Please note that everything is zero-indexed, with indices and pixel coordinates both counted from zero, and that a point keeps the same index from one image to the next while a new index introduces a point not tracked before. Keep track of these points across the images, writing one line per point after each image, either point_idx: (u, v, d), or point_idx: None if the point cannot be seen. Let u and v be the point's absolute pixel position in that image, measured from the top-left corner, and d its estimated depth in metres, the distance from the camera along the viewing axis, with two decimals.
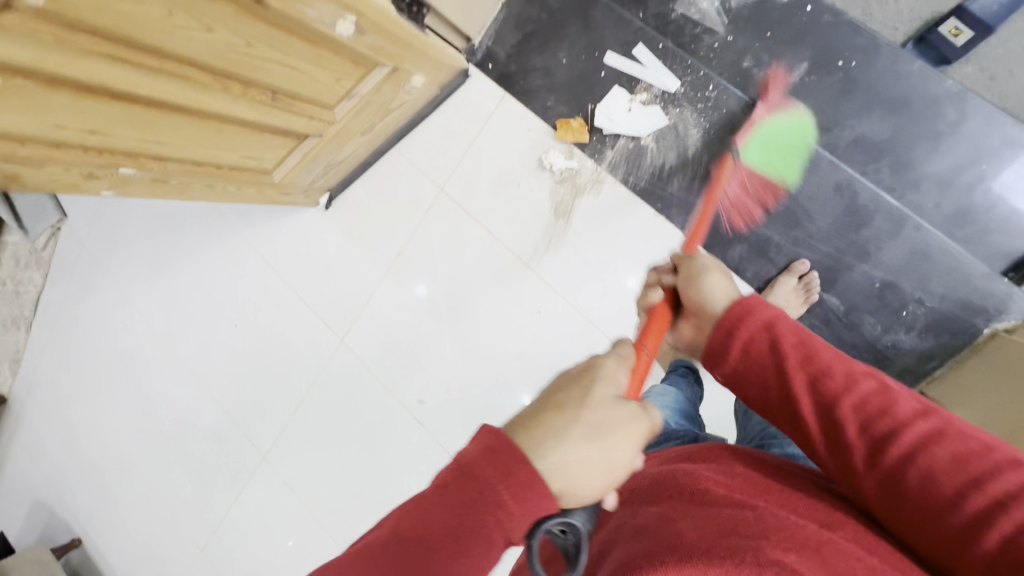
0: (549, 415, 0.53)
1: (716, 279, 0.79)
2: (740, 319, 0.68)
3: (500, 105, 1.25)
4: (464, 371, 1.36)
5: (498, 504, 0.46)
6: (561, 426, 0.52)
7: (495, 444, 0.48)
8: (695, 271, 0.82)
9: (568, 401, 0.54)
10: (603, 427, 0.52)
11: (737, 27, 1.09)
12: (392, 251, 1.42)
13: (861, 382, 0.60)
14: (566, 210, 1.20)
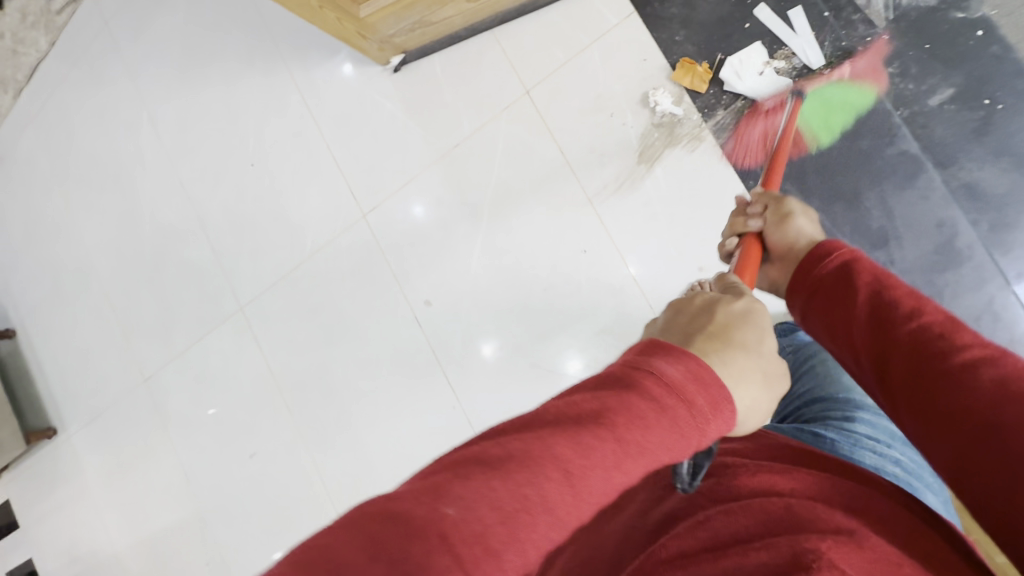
0: (723, 357, 0.47)
1: (806, 225, 0.72)
2: (819, 257, 0.64)
3: (624, 24, 1.15)
4: (484, 286, 1.30)
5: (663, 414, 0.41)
6: (741, 359, 0.48)
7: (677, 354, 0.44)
8: (789, 216, 0.73)
9: (748, 335, 0.51)
10: (770, 376, 0.50)
11: (900, 27, 1.02)
12: (450, 140, 1.31)
13: (933, 313, 0.53)
14: (652, 156, 1.13)
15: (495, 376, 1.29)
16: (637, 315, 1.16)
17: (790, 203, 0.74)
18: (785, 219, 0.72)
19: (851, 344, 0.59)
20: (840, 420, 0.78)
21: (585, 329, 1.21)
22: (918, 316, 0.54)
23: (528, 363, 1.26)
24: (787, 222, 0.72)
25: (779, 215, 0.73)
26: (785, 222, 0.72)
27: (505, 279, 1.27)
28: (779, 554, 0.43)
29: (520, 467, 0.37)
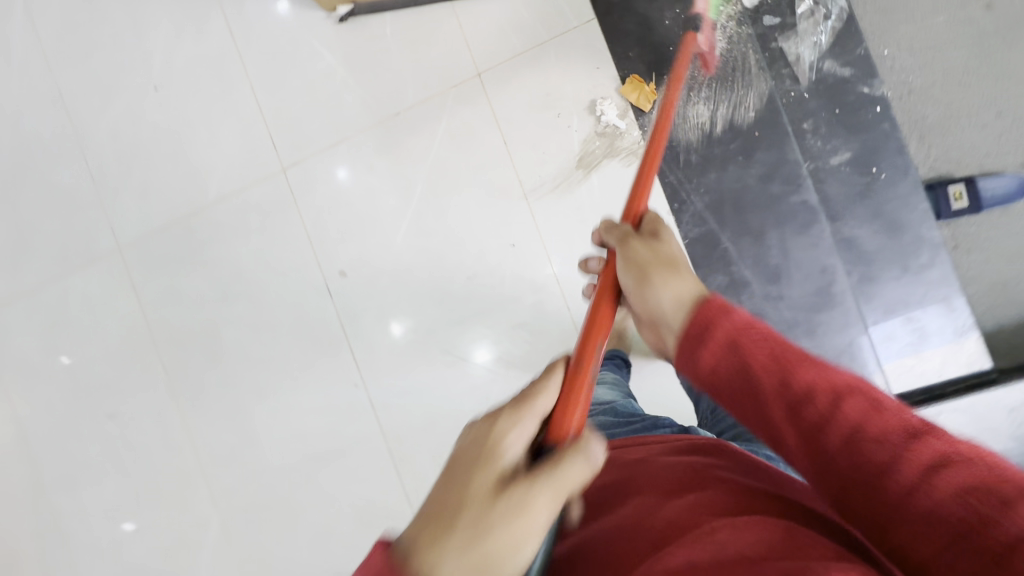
0: (431, 527, 0.44)
1: (660, 274, 0.63)
2: (698, 335, 0.57)
3: (583, 29, 1.16)
4: (405, 266, 1.25)
5: None
6: (446, 524, 0.44)
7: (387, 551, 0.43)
8: (645, 259, 0.65)
9: (458, 489, 0.47)
10: (486, 531, 0.44)
11: (818, 89, 1.13)
12: (389, 109, 1.24)
13: (850, 400, 0.48)
14: (590, 164, 1.16)
15: (404, 358, 1.26)
16: (554, 314, 1.20)
17: (647, 244, 0.67)
18: (643, 266, 0.65)
19: (764, 429, 0.53)
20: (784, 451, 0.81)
21: (501, 322, 1.22)
22: (836, 409, 0.48)
23: (441, 349, 1.25)
24: (641, 268, 0.64)
25: (634, 260, 0.66)
26: (639, 276, 0.64)
27: (429, 262, 1.24)
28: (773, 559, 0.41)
29: None
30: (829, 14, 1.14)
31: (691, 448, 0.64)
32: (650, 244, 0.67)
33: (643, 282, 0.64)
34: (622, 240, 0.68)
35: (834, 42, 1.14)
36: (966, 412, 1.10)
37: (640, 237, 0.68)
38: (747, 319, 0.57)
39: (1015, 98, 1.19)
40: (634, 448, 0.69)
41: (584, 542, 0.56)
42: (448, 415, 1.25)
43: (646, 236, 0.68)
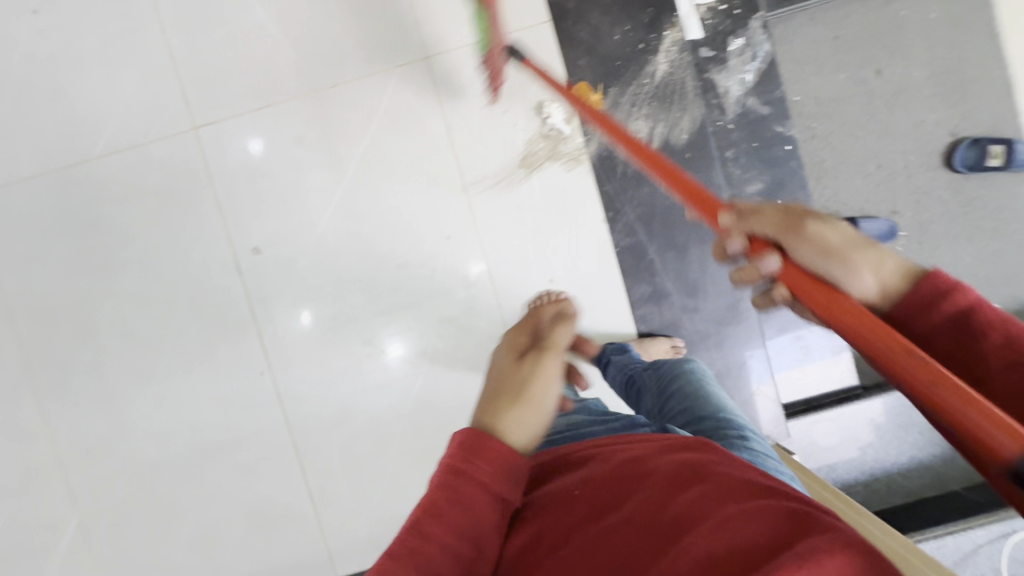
0: (496, 400, 0.69)
1: (865, 256, 0.60)
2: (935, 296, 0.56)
3: (537, 30, 1.15)
4: (330, 248, 1.17)
5: (477, 489, 0.57)
6: (504, 395, 0.69)
7: (464, 441, 0.61)
8: (841, 244, 0.61)
9: (497, 377, 0.74)
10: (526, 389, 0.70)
11: (742, 122, 1.24)
12: (327, 80, 1.15)
13: None
14: (531, 164, 1.17)
15: (319, 346, 1.18)
16: (484, 310, 1.18)
17: (828, 227, 0.63)
18: (843, 251, 0.61)
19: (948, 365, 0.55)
20: (738, 439, 0.83)
21: (428, 314, 1.18)
22: None
23: (363, 339, 1.18)
24: (842, 253, 0.61)
25: (828, 246, 0.62)
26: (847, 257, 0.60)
27: (356, 247, 1.17)
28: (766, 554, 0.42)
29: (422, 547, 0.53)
30: (756, 55, 1.24)
31: (683, 443, 0.64)
32: (831, 226, 0.63)
33: (850, 266, 0.60)
34: (793, 229, 0.63)
35: (758, 82, 1.25)
36: (836, 420, 1.24)
37: (815, 222, 0.63)
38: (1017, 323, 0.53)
39: (892, 155, 1.39)
40: (621, 445, 0.67)
41: (589, 528, 0.54)
42: (364, 409, 1.19)
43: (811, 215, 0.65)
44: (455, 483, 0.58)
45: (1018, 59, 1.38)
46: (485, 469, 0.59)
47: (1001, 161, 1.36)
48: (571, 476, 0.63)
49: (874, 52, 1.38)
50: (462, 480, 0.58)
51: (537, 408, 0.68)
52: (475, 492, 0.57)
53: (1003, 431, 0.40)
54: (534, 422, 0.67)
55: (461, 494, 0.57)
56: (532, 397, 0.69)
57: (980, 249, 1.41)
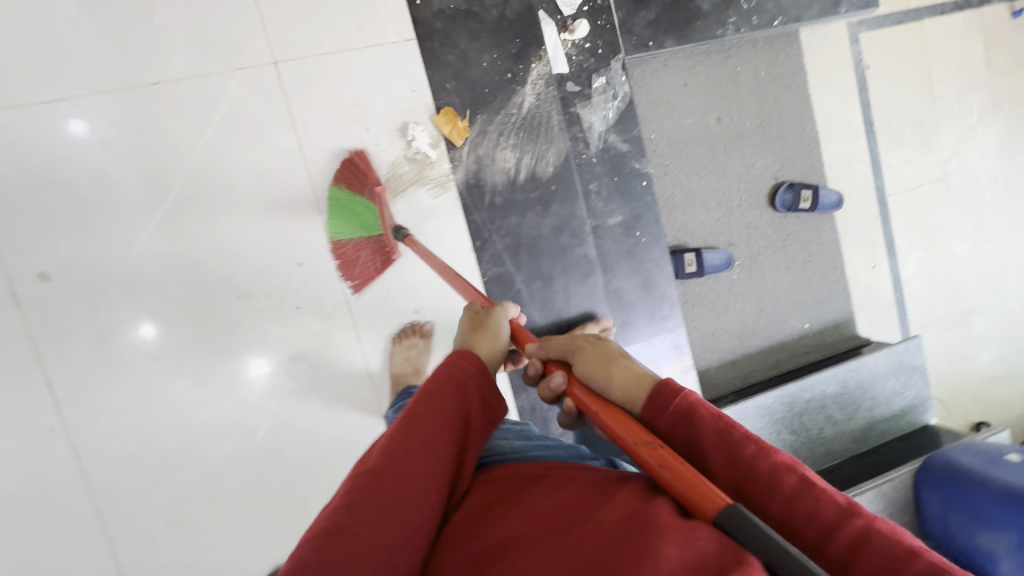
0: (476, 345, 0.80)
1: (624, 367, 0.70)
2: (665, 399, 0.64)
3: (402, 47, 1.08)
4: (150, 275, 0.99)
5: (441, 439, 0.61)
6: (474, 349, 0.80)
7: (456, 374, 0.67)
8: (612, 357, 0.71)
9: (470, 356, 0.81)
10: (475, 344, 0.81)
11: (604, 157, 1.30)
12: (146, 76, 0.97)
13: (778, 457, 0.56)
14: (396, 188, 1.08)
15: (134, 390, 1.00)
16: (341, 344, 1.08)
17: (592, 348, 0.74)
18: (600, 367, 0.71)
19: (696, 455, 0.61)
20: None
21: (275, 350, 1.05)
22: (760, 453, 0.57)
23: (192, 381, 1.02)
24: (601, 368, 0.71)
25: (598, 361, 0.71)
26: (608, 368, 0.70)
27: (184, 275, 1.01)
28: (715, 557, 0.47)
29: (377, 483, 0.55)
30: (616, 95, 1.31)
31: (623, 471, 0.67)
32: (594, 346, 0.74)
33: (604, 377, 0.70)
34: (573, 351, 0.75)
35: (618, 120, 1.32)
36: None
37: (585, 344, 0.74)
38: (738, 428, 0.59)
39: (728, 194, 1.56)
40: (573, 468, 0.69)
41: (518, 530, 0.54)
42: (195, 462, 1.03)
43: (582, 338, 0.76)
44: (449, 373, 0.67)
45: (823, 117, 1.64)
46: (471, 368, 0.68)
47: (809, 205, 1.59)
48: (531, 489, 0.61)
49: (716, 100, 1.54)
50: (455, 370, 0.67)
51: (496, 332, 0.79)
52: (472, 387, 0.67)
53: (705, 498, 0.54)
54: (493, 339, 0.78)
55: (456, 386, 0.66)
56: (493, 323, 0.80)
57: (795, 277, 1.64)
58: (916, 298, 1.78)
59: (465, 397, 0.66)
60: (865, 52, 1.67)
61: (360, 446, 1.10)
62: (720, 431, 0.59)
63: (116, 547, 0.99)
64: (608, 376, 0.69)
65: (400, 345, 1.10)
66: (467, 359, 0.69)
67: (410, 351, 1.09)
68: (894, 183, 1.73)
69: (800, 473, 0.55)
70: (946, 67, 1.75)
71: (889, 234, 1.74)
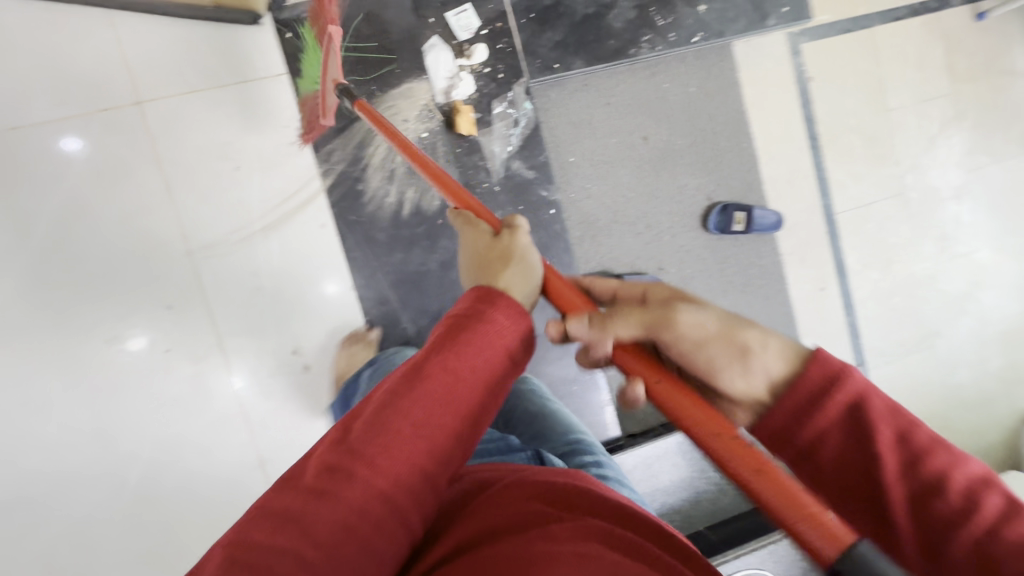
0: (485, 260, 0.66)
1: (757, 353, 0.55)
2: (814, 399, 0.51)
3: (273, 82, 1.05)
4: (12, 321, 0.98)
5: (434, 411, 0.50)
6: (482, 263, 0.66)
7: (472, 325, 0.55)
8: (723, 334, 0.57)
9: (473, 270, 0.67)
10: (484, 260, 0.66)
11: (506, 185, 1.23)
12: (6, 121, 0.96)
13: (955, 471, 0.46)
14: (271, 227, 1.06)
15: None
16: (215, 387, 1.06)
17: (698, 317, 0.58)
18: (716, 339, 0.57)
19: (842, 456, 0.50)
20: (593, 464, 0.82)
21: (146, 395, 1.03)
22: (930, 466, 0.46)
23: (59, 428, 1.01)
24: (722, 338, 0.57)
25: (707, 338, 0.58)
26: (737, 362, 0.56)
27: (48, 320, 0.99)
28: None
29: (342, 471, 0.46)
30: (519, 120, 1.26)
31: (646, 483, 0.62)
32: (697, 312, 0.58)
33: (730, 353, 0.56)
34: (663, 325, 0.58)
35: (522, 146, 1.26)
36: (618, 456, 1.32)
37: (683, 311, 0.58)
38: (916, 432, 0.48)
39: (658, 216, 1.49)
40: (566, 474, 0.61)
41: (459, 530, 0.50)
42: (63, 510, 1.01)
43: (668, 310, 0.59)
44: (487, 334, 0.55)
45: (762, 133, 1.56)
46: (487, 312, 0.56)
47: (743, 226, 1.51)
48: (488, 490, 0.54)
49: (641, 119, 1.46)
50: (488, 329, 0.54)
51: (523, 264, 0.65)
52: (485, 349, 0.54)
53: (834, 539, 0.47)
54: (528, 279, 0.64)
55: (476, 346, 0.54)
56: (514, 253, 0.66)
57: (732, 302, 1.56)
58: (870, 321, 1.68)
59: (484, 354, 0.54)
60: (808, 63, 1.58)
61: (238, 491, 1.08)
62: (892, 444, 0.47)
63: None
64: (735, 353, 0.56)
65: (348, 349, 1.08)
66: (507, 313, 0.57)
67: (353, 357, 1.07)
68: (843, 200, 1.64)
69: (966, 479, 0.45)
70: (900, 76, 1.65)
71: (838, 254, 1.64)
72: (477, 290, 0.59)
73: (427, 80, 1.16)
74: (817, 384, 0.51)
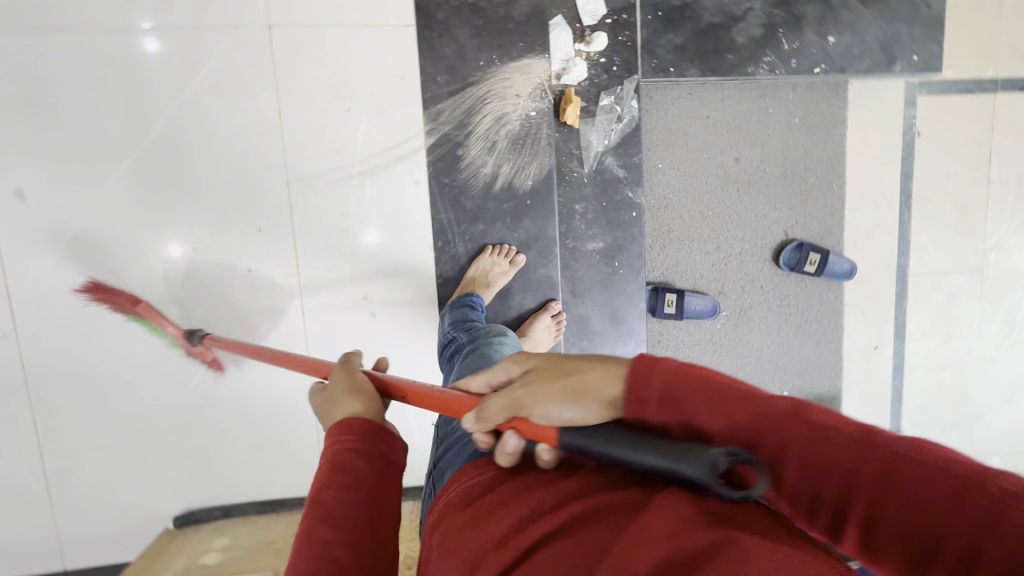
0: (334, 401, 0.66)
1: (596, 380, 0.52)
2: (637, 387, 0.50)
3: (398, 33, 1.06)
4: (115, 212, 1.02)
5: (347, 532, 0.52)
6: (329, 414, 0.65)
7: (346, 458, 0.56)
8: (569, 383, 0.53)
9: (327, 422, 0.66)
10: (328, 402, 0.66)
11: (596, 179, 1.23)
12: (142, 19, 0.98)
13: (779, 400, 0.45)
14: (367, 174, 1.08)
15: (83, 318, 1.04)
16: (285, 314, 1.10)
17: (534, 384, 0.54)
18: (556, 394, 0.53)
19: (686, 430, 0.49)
20: None
21: (219, 309, 1.08)
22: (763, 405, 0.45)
23: (138, 321, 1.06)
24: (560, 392, 0.53)
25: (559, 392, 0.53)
26: (586, 399, 0.52)
27: (146, 218, 1.03)
28: (718, 532, 0.40)
29: None
30: (622, 117, 1.23)
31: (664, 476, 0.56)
32: (525, 385, 0.55)
33: (571, 405, 0.52)
34: (518, 401, 0.54)
35: (620, 143, 1.24)
36: None
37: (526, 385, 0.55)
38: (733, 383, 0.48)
39: (731, 240, 1.47)
40: None
41: (539, 500, 0.50)
42: (127, 398, 1.07)
43: (520, 388, 0.55)
44: (350, 456, 0.56)
45: (854, 179, 1.52)
46: (353, 438, 0.58)
47: (815, 268, 1.49)
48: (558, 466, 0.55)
49: (738, 139, 1.43)
50: (349, 455, 0.56)
51: (361, 390, 0.66)
52: (364, 462, 0.56)
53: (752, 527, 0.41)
54: (370, 402, 0.64)
55: (357, 469, 0.55)
56: (352, 387, 0.66)
57: (784, 340, 1.55)
58: (916, 389, 1.66)
59: (369, 465, 0.56)
60: (920, 118, 1.52)
61: (286, 414, 1.13)
62: (707, 395, 0.47)
63: (46, 456, 1.06)
64: (584, 403, 0.52)
65: (490, 257, 1.14)
66: (348, 437, 0.58)
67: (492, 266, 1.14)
68: (920, 264, 1.60)
69: (810, 416, 0.44)
70: (1010, 150, 1.58)
71: (901, 316, 1.61)
72: (333, 427, 0.61)
73: (545, 58, 1.14)
74: (641, 388, 0.50)
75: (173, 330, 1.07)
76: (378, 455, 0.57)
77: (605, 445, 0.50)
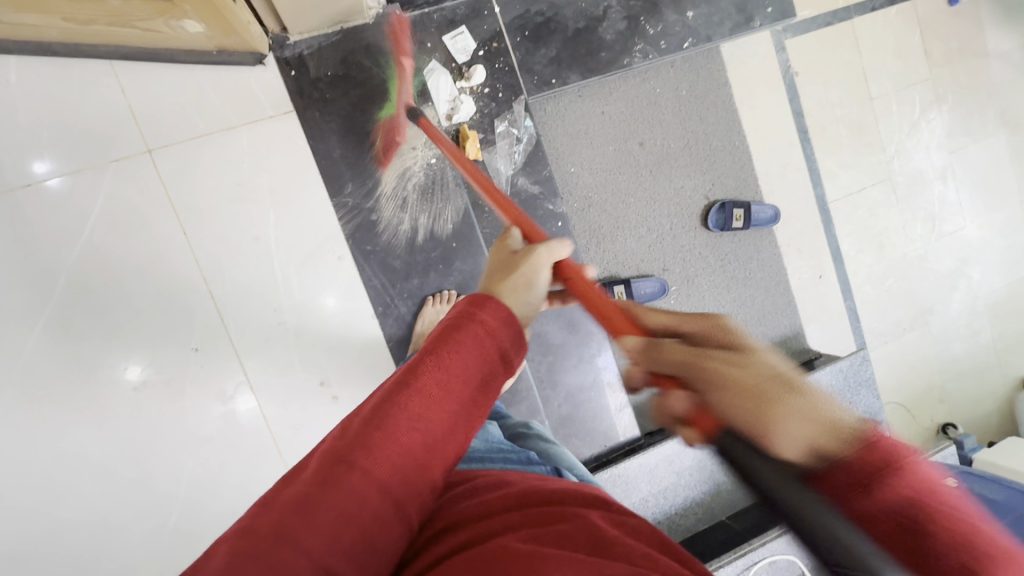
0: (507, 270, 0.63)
1: (808, 413, 0.37)
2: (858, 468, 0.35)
3: (280, 121, 1.07)
4: (42, 377, 0.99)
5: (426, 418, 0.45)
6: (494, 281, 0.62)
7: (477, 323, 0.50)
8: (775, 387, 0.38)
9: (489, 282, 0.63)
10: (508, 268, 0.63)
11: (514, 203, 1.26)
12: (15, 179, 0.96)
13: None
14: (288, 264, 1.08)
15: (38, 493, 0.99)
16: (247, 424, 1.08)
17: (729, 373, 0.40)
18: (746, 404, 0.38)
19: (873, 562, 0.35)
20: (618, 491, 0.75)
21: (179, 439, 1.05)
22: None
23: (96, 478, 1.02)
24: (752, 401, 0.38)
25: (746, 390, 0.39)
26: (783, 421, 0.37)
27: (76, 373, 1.00)
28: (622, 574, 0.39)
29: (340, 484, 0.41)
30: (521, 138, 1.27)
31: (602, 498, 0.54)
32: (731, 378, 0.40)
33: (757, 420, 0.38)
34: (694, 372, 0.42)
35: (526, 163, 1.28)
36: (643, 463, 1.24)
37: (721, 365, 0.41)
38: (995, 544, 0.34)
39: (659, 219, 1.53)
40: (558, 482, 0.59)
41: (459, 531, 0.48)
42: (106, 560, 1.02)
43: (709, 369, 0.41)
44: (466, 331, 0.49)
45: (753, 130, 1.59)
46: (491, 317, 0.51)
47: (742, 223, 1.56)
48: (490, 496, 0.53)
49: (637, 125, 1.49)
50: (478, 327, 0.50)
51: (528, 282, 0.61)
52: (487, 347, 0.50)
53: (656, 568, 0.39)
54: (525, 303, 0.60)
55: (478, 351, 0.49)
56: (526, 270, 0.62)
57: (734, 296, 1.60)
58: (868, 303, 1.74)
59: (485, 356, 0.49)
60: (793, 59, 1.61)
61: None
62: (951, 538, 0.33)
63: None
64: (783, 416, 0.37)
65: (434, 305, 1.13)
66: (488, 309, 0.52)
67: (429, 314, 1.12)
68: (835, 189, 1.69)
69: None
70: (881, 65, 1.70)
71: (833, 242, 1.69)
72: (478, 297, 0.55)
73: (430, 105, 1.18)
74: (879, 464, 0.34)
75: (136, 475, 1.03)
76: (488, 353, 0.49)
77: (741, 459, 0.39)
